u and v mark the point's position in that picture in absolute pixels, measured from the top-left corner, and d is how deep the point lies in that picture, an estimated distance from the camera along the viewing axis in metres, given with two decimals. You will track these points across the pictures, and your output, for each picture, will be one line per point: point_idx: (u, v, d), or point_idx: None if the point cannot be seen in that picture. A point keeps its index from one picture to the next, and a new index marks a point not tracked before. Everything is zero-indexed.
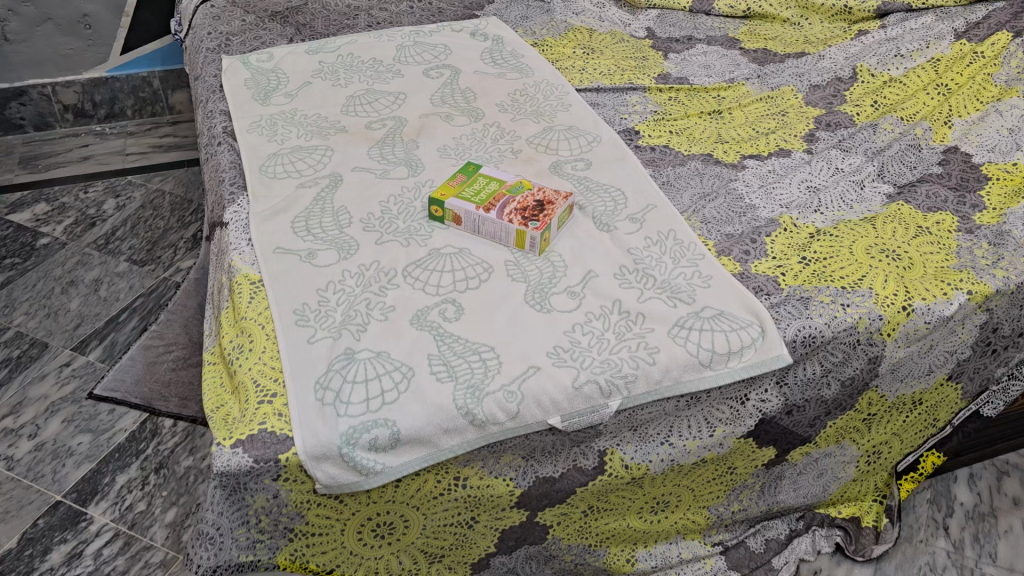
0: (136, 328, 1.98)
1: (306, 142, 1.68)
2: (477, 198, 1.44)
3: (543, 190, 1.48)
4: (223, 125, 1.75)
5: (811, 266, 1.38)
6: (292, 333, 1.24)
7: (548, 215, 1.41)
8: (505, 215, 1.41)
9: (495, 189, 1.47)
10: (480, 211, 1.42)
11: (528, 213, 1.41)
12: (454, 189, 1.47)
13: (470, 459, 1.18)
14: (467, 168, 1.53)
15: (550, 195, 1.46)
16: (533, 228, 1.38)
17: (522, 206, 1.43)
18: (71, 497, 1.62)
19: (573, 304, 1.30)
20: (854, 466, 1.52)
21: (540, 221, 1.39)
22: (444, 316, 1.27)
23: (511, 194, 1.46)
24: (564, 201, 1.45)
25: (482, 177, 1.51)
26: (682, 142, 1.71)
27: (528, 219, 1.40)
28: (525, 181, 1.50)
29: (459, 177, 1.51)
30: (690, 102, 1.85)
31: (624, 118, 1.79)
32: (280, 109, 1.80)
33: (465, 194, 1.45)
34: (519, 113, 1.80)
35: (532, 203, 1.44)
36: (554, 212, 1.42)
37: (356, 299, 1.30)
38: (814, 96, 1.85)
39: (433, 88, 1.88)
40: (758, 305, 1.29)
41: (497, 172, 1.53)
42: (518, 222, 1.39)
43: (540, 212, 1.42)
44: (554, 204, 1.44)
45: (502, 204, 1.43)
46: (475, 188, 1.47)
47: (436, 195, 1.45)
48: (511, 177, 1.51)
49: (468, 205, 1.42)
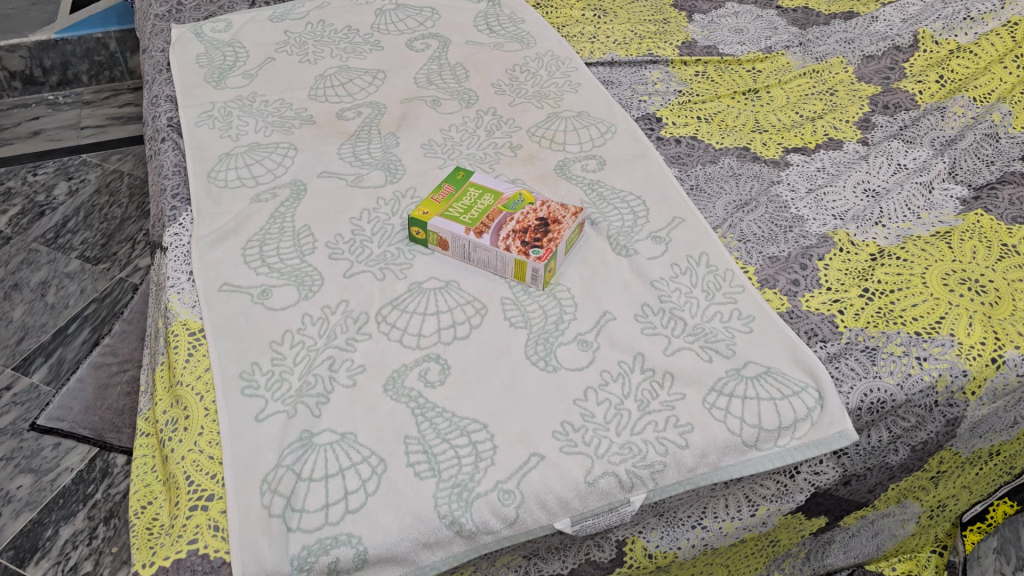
0: (88, 342, 1.75)
1: (265, 138, 1.42)
2: (467, 218, 1.19)
3: (547, 205, 1.22)
4: (169, 114, 1.48)
5: (875, 302, 1.13)
6: (236, 406, 1.00)
7: (554, 239, 1.16)
8: (501, 240, 1.16)
9: (490, 205, 1.22)
10: (471, 236, 1.16)
11: (528, 237, 1.16)
12: (440, 205, 1.21)
13: (457, 567, 0.95)
14: (455, 174, 1.27)
15: (556, 212, 1.21)
16: (535, 258, 1.13)
17: (522, 227, 1.18)
18: (7, 556, 1.41)
19: (585, 359, 1.06)
20: (914, 522, 1.29)
21: (544, 249, 1.14)
22: (425, 378, 1.03)
23: (507, 211, 1.20)
24: (573, 220, 1.20)
25: (474, 188, 1.25)
26: (713, 133, 1.44)
27: (528, 244, 1.15)
28: (526, 192, 1.24)
29: (445, 188, 1.25)
30: (721, 78, 1.57)
31: (643, 101, 1.51)
32: (237, 93, 1.53)
33: (453, 213, 1.20)
34: (518, 96, 1.52)
35: (534, 222, 1.19)
36: (561, 235, 1.17)
37: (317, 356, 1.05)
38: (867, 70, 1.57)
39: (419, 63, 1.61)
40: (814, 361, 1.04)
41: (491, 181, 1.27)
42: (517, 250, 1.14)
43: (543, 236, 1.16)
44: (562, 225, 1.18)
45: (498, 226, 1.18)
46: (465, 204, 1.22)
47: (416, 213, 1.20)
48: (509, 189, 1.25)
49: (457, 228, 1.17)
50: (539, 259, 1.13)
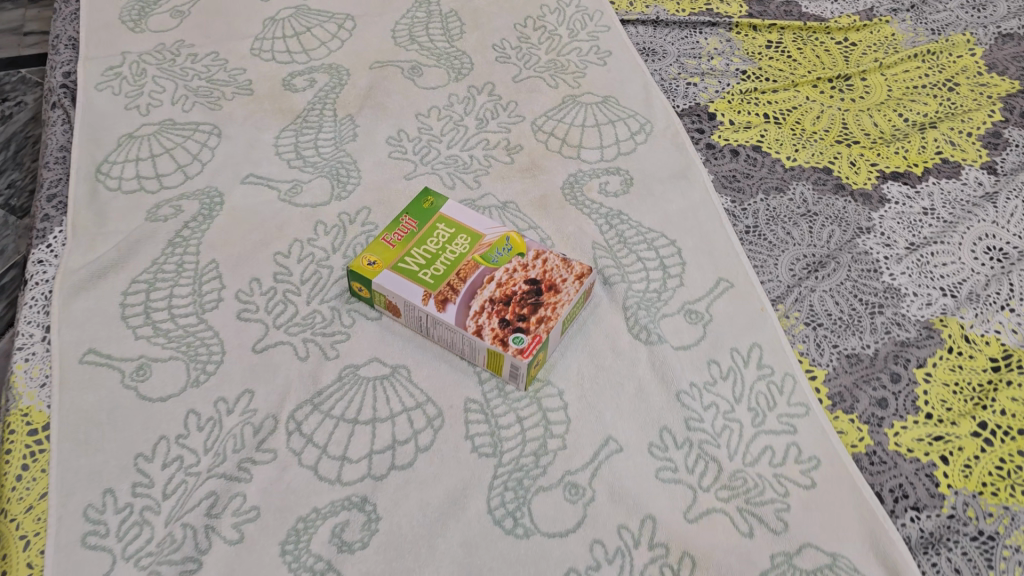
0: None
1: (183, 115, 1.07)
2: (428, 276, 0.85)
3: (541, 259, 0.88)
4: (65, 66, 1.12)
5: (996, 449, 0.80)
6: (69, 566, 0.70)
7: (547, 320, 0.83)
8: (472, 317, 0.83)
9: (463, 255, 0.88)
10: (431, 306, 0.83)
11: (510, 314, 0.83)
12: (394, 250, 0.87)
13: None
14: (421, 198, 0.92)
15: (553, 273, 0.87)
16: (516, 350, 0.80)
17: (504, 297, 0.84)
18: None
19: (572, 517, 0.75)
20: None
21: (531, 336, 0.81)
22: (340, 537, 0.73)
23: (487, 267, 0.87)
24: (576, 288, 0.86)
25: (444, 225, 0.90)
26: (785, 141, 1.06)
27: (509, 327, 0.82)
28: (516, 236, 0.89)
29: (404, 220, 0.90)
30: (801, 54, 1.17)
31: (693, 83, 1.13)
32: (158, 40, 1.16)
33: (409, 266, 0.86)
34: (525, 67, 1.14)
35: (522, 289, 0.85)
36: (556, 315, 0.83)
37: (196, 487, 0.75)
38: (999, 54, 1.17)
39: (401, 8, 1.22)
40: (902, 553, 0.73)
41: (469, 212, 0.92)
42: (492, 336, 0.81)
43: (532, 313, 0.83)
44: (559, 296, 0.85)
45: (469, 292, 0.85)
46: (429, 251, 0.88)
47: (358, 261, 0.86)
48: (494, 227, 0.90)
49: (413, 294, 0.84)
50: (522, 355, 0.80)
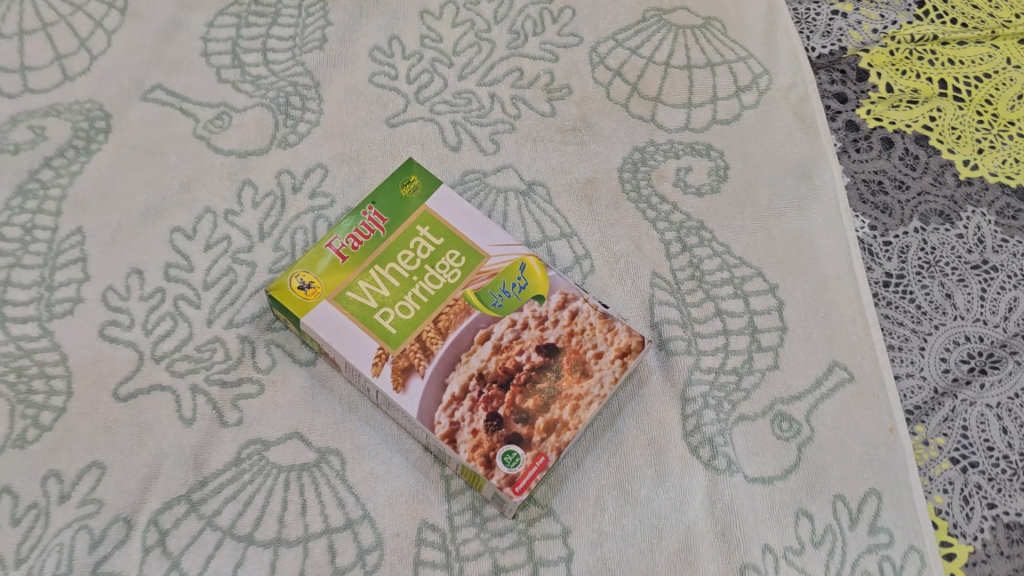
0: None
1: None
2: (388, 323, 0.55)
3: (568, 313, 0.56)
4: None
5: None
6: None
7: (560, 429, 0.53)
8: (445, 405, 0.53)
9: (448, 289, 0.56)
10: (385, 378, 0.53)
11: (506, 410, 0.53)
12: (343, 267, 0.56)
13: None
14: (397, 179, 0.59)
15: (583, 342, 0.56)
16: (505, 478, 0.51)
17: (499, 376, 0.54)
18: None
19: None
20: None
21: (531, 455, 0.52)
22: None
23: (481, 317, 0.56)
24: (615, 374, 0.55)
25: (428, 230, 0.58)
26: (965, 133, 0.70)
27: (500, 434, 0.52)
28: (536, 265, 0.57)
29: (366, 214, 0.58)
30: None
31: (842, 12, 0.75)
32: None
33: (361, 300, 0.55)
34: None
35: (531, 363, 0.55)
36: (576, 421, 0.53)
37: None
38: None
39: None
40: None
41: (470, 211, 0.59)
42: (471, 446, 0.52)
43: (539, 413, 0.53)
44: (587, 386, 0.54)
45: (447, 359, 0.54)
46: (397, 276, 0.57)
47: (284, 281, 0.56)
48: (503, 243, 0.58)
49: (360, 353, 0.54)
50: (511, 490, 0.51)
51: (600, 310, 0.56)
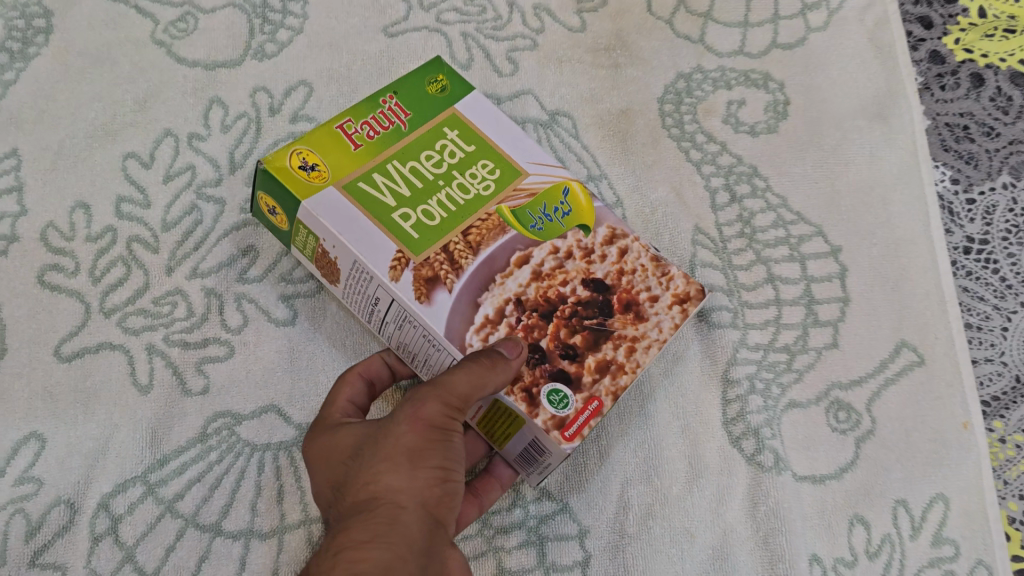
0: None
1: None
2: (411, 226, 0.42)
3: (616, 250, 0.44)
4: None
5: None
6: None
7: (614, 372, 0.41)
8: (477, 327, 0.41)
9: (480, 201, 0.44)
10: (405, 285, 0.41)
11: (550, 342, 0.41)
12: (355, 156, 0.44)
13: None
14: (424, 73, 0.47)
15: (641, 275, 0.43)
16: (552, 421, 0.39)
17: (546, 300, 0.42)
18: None
19: None
20: None
21: (583, 398, 0.40)
22: None
23: (519, 236, 0.43)
24: (675, 321, 0.42)
25: (460, 133, 0.46)
26: None
27: (544, 370, 0.40)
28: (582, 194, 0.45)
29: (386, 102, 0.46)
30: None
31: None
32: None
33: (376, 196, 0.43)
34: None
35: (576, 297, 0.42)
36: (633, 365, 0.41)
37: None
38: None
39: None
40: None
41: (509, 123, 0.47)
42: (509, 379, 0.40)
43: (589, 351, 0.41)
44: (644, 330, 0.42)
45: (478, 276, 0.42)
46: (420, 176, 0.44)
47: (282, 156, 0.43)
48: (550, 163, 0.46)
49: (373, 255, 0.42)
50: (560, 435, 0.39)
51: (653, 250, 0.44)
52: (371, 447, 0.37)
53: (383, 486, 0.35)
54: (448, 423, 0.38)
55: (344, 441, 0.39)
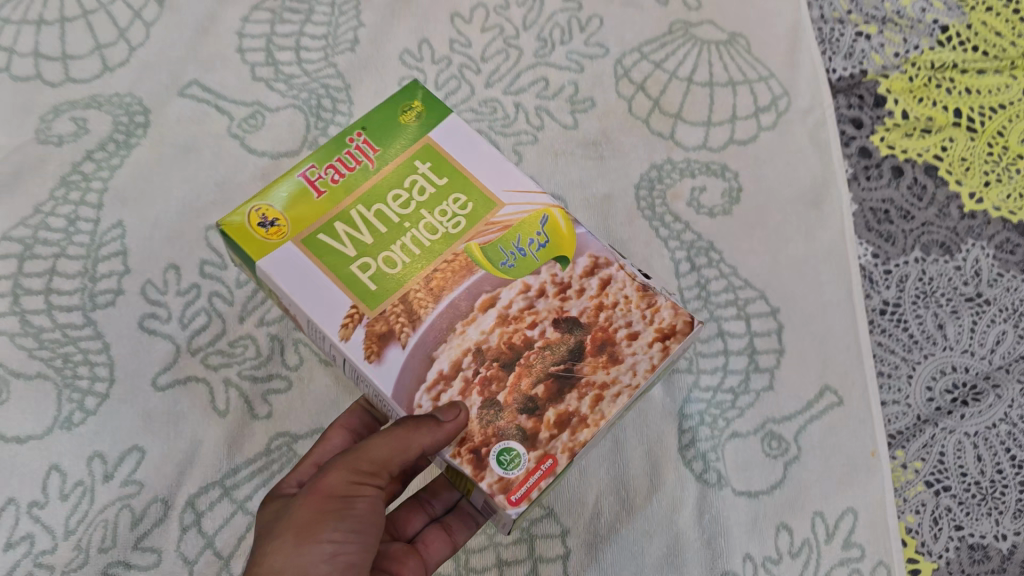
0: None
1: None
2: (367, 276, 0.51)
3: (598, 281, 0.52)
4: None
5: None
6: None
7: (576, 426, 0.49)
8: (429, 385, 0.49)
9: (447, 240, 0.52)
10: (355, 344, 0.49)
11: (507, 396, 0.49)
12: (318, 205, 0.52)
13: None
14: (396, 101, 0.56)
15: (612, 320, 0.51)
16: (500, 483, 0.47)
17: (507, 351, 0.50)
18: None
19: None
20: None
21: (535, 458, 0.47)
22: None
23: (486, 279, 0.51)
24: (652, 361, 0.50)
25: (430, 165, 0.54)
26: (974, 165, 0.72)
27: (497, 430, 0.48)
28: (561, 221, 0.53)
29: (354, 141, 0.54)
30: None
31: (864, 37, 0.77)
32: None
33: (336, 245, 0.51)
34: None
35: (545, 339, 0.50)
36: (597, 417, 0.49)
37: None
38: None
39: None
40: None
41: (472, 143, 0.55)
42: (462, 440, 0.48)
43: (551, 406, 0.49)
44: (615, 373, 0.50)
45: (438, 328, 0.50)
46: (383, 220, 0.52)
47: (242, 216, 0.52)
48: (522, 194, 0.54)
49: (331, 310, 0.50)
50: (506, 497, 0.46)
51: (636, 281, 0.52)
52: (281, 518, 0.46)
53: (277, 558, 0.44)
54: (352, 489, 0.46)
55: (269, 511, 0.49)
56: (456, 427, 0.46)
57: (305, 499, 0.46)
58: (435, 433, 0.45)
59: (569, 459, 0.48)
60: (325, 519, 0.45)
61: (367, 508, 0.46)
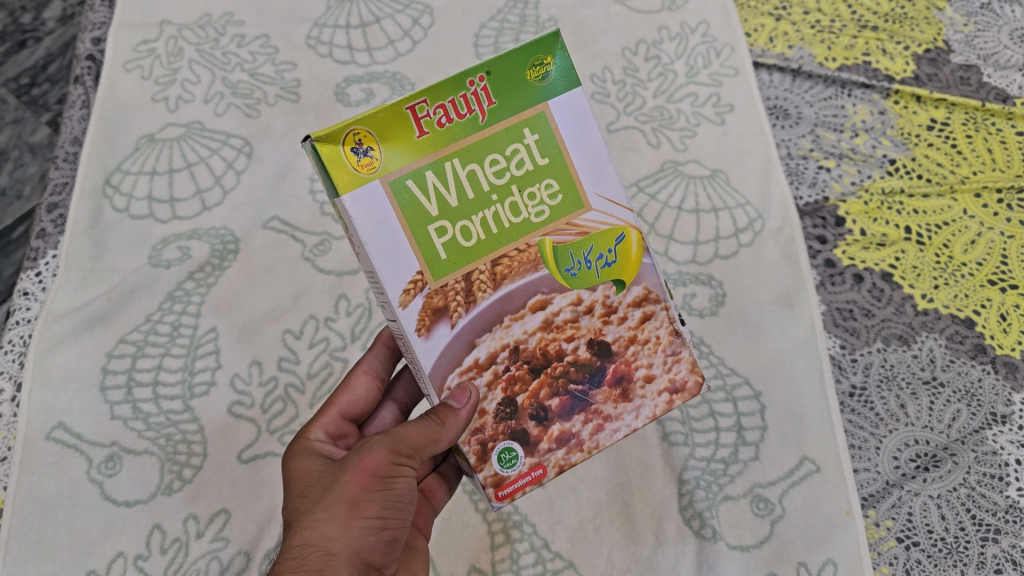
0: (25, 218, 1.13)
1: (216, 118, 0.91)
2: (441, 247, 0.51)
3: (641, 314, 0.58)
4: (96, 30, 0.97)
5: None
6: None
7: (571, 446, 0.57)
8: (463, 369, 0.55)
9: (526, 227, 0.53)
10: (410, 315, 0.51)
11: (524, 400, 0.56)
12: (416, 146, 0.49)
13: None
14: (537, 49, 0.50)
15: (630, 356, 0.58)
16: (493, 478, 0.56)
17: (535, 357, 0.56)
18: None
19: None
20: None
21: (529, 464, 0.56)
22: None
23: (547, 279, 0.55)
24: (654, 410, 0.58)
25: (538, 138, 0.52)
26: (925, 271, 0.85)
27: (507, 428, 0.56)
28: (634, 246, 0.56)
29: (475, 85, 0.49)
30: (969, 144, 0.93)
31: (825, 169, 0.92)
32: (205, 9, 0.99)
33: (420, 200, 0.50)
34: (624, 111, 0.95)
35: (576, 355, 0.57)
36: (592, 443, 0.58)
37: None
38: None
39: (491, 5, 1.01)
40: None
41: (585, 123, 0.53)
42: (476, 429, 0.55)
43: (558, 421, 0.57)
44: (621, 410, 0.58)
45: (486, 316, 0.54)
46: (474, 186, 0.51)
47: (338, 135, 0.46)
48: (614, 203, 0.55)
49: (401, 271, 0.50)
50: (496, 492, 0.56)
51: (673, 325, 0.58)
52: (326, 488, 0.53)
53: (323, 533, 0.50)
54: (393, 470, 0.52)
55: (312, 472, 0.56)
56: (468, 415, 0.54)
57: (353, 475, 0.52)
58: (454, 423, 0.53)
59: (557, 473, 0.57)
60: (374, 495, 0.51)
61: (406, 487, 0.53)
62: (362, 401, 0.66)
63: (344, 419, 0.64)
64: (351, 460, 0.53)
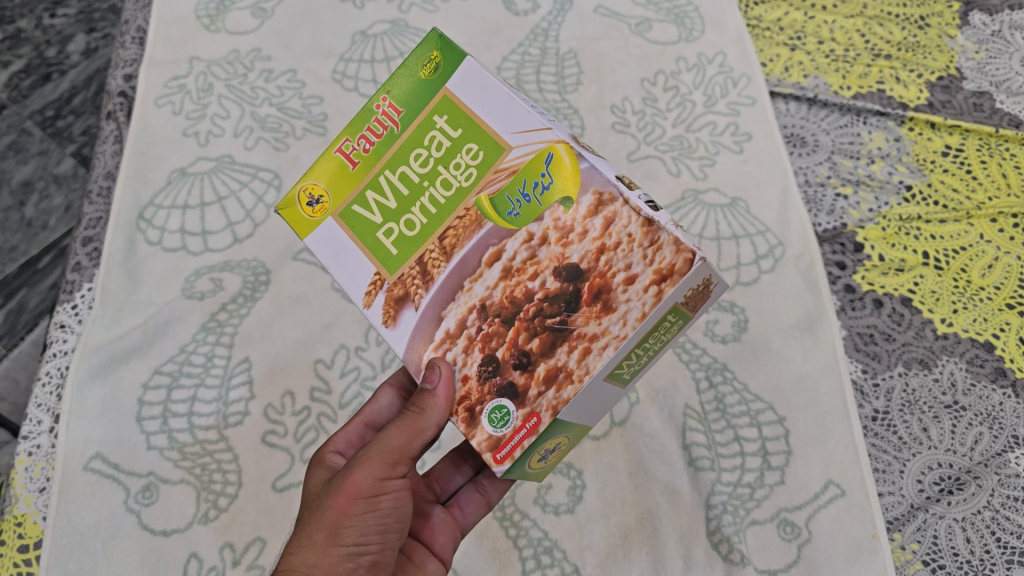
0: (49, 248, 1.16)
1: (245, 152, 0.93)
2: (391, 246, 0.58)
3: (601, 221, 0.51)
4: (128, 66, 1.00)
5: None
6: None
7: (562, 381, 0.52)
8: (438, 344, 0.56)
9: (461, 194, 0.55)
10: (375, 312, 0.58)
11: (505, 352, 0.54)
12: (353, 175, 0.60)
13: None
14: (417, 56, 0.58)
15: (605, 267, 0.51)
16: (488, 441, 0.54)
17: (504, 310, 0.54)
18: None
19: None
20: None
21: (522, 415, 0.53)
22: None
23: (494, 230, 0.54)
24: (642, 309, 0.50)
25: (446, 118, 0.56)
26: (943, 296, 0.86)
27: (492, 387, 0.54)
28: (564, 156, 0.51)
29: (380, 106, 0.59)
30: (984, 169, 0.94)
31: (842, 196, 0.94)
32: (234, 45, 1.02)
33: (366, 215, 0.59)
34: (644, 141, 0.97)
35: (545, 290, 0.52)
36: (582, 371, 0.52)
37: None
38: None
39: (512, 41, 1.05)
40: None
41: (484, 84, 0.55)
42: (462, 398, 0.55)
43: (542, 360, 0.53)
44: (604, 325, 0.51)
45: (448, 286, 0.56)
46: (407, 183, 0.57)
47: (294, 197, 0.62)
48: (531, 133, 0.53)
49: (362, 282, 0.59)
50: (493, 455, 0.53)
51: (640, 216, 0.49)
52: (314, 510, 0.57)
53: (305, 558, 0.54)
54: (374, 489, 0.55)
55: (309, 495, 0.59)
56: (445, 392, 0.55)
57: (336, 498, 0.55)
58: (432, 406, 0.55)
59: (553, 416, 0.53)
60: (352, 520, 0.54)
61: (387, 506, 0.55)
62: (388, 413, 0.68)
63: (367, 432, 0.67)
64: (337, 482, 0.56)
